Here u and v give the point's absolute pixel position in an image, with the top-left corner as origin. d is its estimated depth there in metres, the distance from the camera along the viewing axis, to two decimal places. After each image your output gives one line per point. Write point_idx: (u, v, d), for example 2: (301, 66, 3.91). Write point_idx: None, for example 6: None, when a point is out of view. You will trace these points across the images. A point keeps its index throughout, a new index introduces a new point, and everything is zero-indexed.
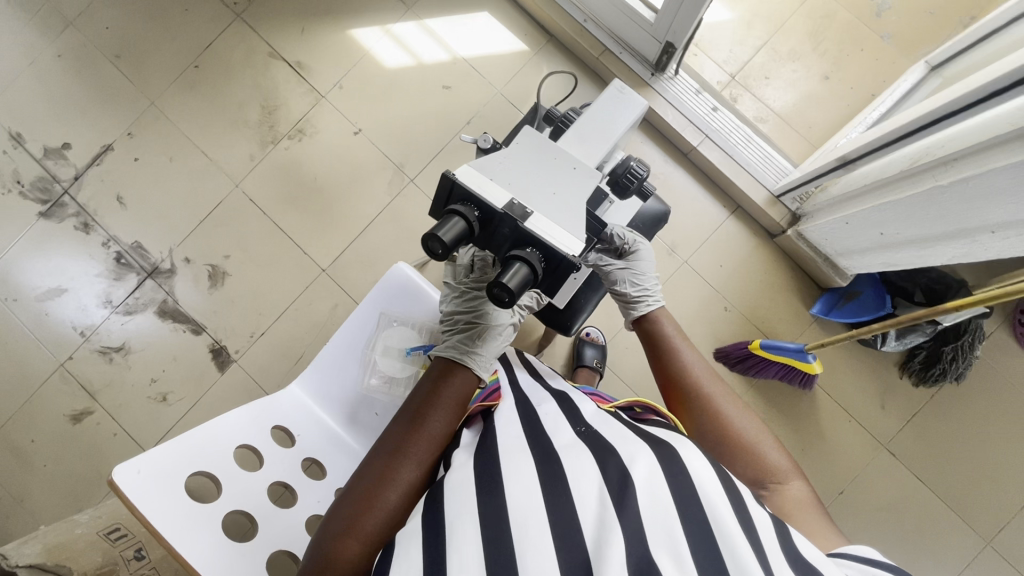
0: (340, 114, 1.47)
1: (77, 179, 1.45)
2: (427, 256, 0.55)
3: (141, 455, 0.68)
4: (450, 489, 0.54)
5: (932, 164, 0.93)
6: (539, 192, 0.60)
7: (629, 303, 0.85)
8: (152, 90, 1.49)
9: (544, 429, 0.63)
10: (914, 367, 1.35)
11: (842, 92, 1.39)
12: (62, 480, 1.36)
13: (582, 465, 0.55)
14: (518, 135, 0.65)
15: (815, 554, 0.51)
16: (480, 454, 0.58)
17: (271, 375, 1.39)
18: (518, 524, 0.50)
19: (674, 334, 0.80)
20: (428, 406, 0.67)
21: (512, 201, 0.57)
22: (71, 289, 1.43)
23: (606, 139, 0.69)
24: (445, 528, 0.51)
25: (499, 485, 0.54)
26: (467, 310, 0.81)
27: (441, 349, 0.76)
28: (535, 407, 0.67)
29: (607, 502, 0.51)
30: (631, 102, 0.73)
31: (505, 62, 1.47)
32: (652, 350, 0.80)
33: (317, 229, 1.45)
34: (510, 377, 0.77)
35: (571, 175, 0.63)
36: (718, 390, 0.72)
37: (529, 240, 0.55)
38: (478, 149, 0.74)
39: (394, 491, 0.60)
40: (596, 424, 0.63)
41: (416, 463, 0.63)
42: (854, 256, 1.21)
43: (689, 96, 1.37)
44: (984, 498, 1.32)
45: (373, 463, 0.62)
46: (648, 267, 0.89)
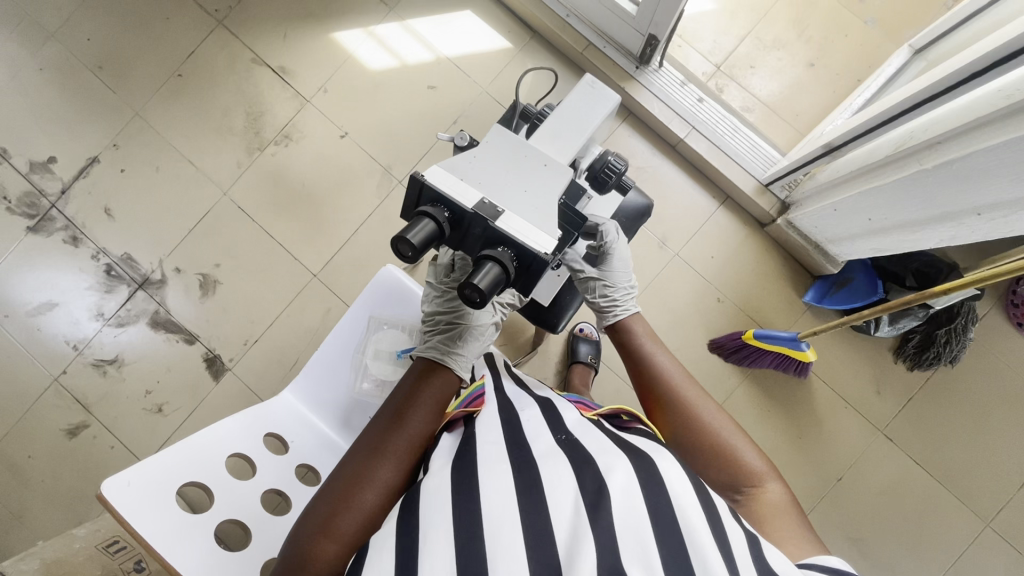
0: (326, 118, 1.46)
1: (65, 192, 1.44)
2: (398, 260, 0.54)
3: (131, 467, 0.68)
4: (426, 496, 0.54)
5: (916, 148, 0.92)
6: (511, 191, 0.59)
7: (601, 311, 0.83)
8: (136, 100, 1.48)
9: (525, 436, 0.62)
10: (908, 351, 1.35)
11: (827, 78, 1.38)
12: (60, 495, 1.36)
13: (559, 473, 0.55)
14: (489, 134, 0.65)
15: (782, 564, 0.51)
16: (457, 459, 0.58)
17: (267, 381, 1.39)
18: (492, 530, 0.50)
19: (648, 339, 0.78)
20: (408, 405, 0.67)
21: (482, 200, 0.57)
22: (62, 303, 1.42)
23: (578, 135, 0.69)
24: (419, 534, 0.51)
25: (476, 490, 0.53)
26: (448, 310, 0.81)
27: (423, 349, 0.76)
28: (517, 413, 0.66)
29: (581, 509, 0.51)
30: (604, 97, 0.73)
31: (489, 60, 1.47)
32: (626, 354, 0.78)
33: (308, 234, 1.44)
34: (496, 386, 0.74)
35: (543, 172, 0.63)
36: (694, 394, 0.71)
37: (501, 239, 0.55)
38: (455, 147, 0.74)
39: (372, 492, 0.60)
40: (576, 432, 0.63)
41: (395, 465, 0.62)
42: (843, 242, 1.21)
43: (675, 88, 1.36)
44: (981, 480, 1.33)
45: (352, 462, 0.62)
46: (624, 274, 0.87)
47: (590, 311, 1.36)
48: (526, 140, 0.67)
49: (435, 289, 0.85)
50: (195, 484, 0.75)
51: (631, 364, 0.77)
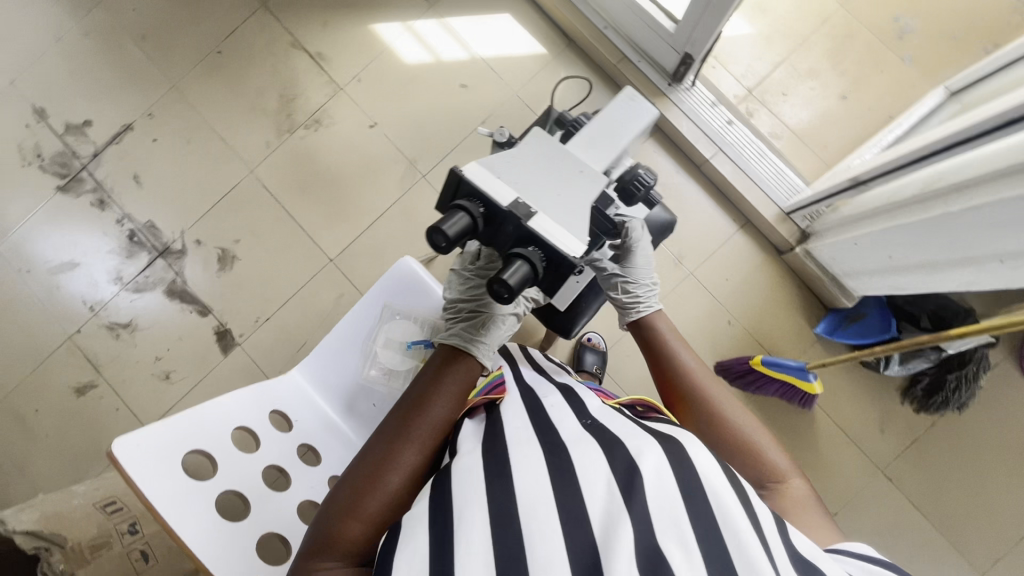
0: (357, 106, 1.48)
1: (96, 156, 1.47)
2: (431, 250, 0.55)
3: (141, 430, 0.69)
4: (459, 473, 0.56)
5: (944, 190, 0.92)
6: (545, 193, 0.60)
7: (624, 308, 0.84)
8: (174, 72, 1.51)
9: (551, 421, 0.63)
10: (916, 393, 1.34)
11: (859, 112, 1.38)
12: (63, 451, 1.38)
13: (588, 457, 0.56)
14: (527, 136, 0.65)
15: (810, 549, 0.52)
16: (487, 441, 0.60)
17: (274, 360, 1.41)
18: (527, 511, 0.51)
19: (671, 337, 0.79)
20: (432, 391, 0.68)
21: (517, 200, 0.58)
22: (83, 264, 1.45)
23: (613, 145, 0.69)
24: (453, 511, 0.52)
25: (507, 471, 0.55)
26: (471, 300, 0.82)
27: (446, 337, 0.77)
28: (540, 399, 0.68)
29: (614, 493, 0.52)
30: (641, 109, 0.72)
31: (523, 65, 1.48)
32: (649, 350, 0.79)
33: (328, 219, 1.46)
34: (516, 373, 0.76)
35: (578, 178, 0.63)
36: (717, 391, 0.71)
37: (532, 239, 0.56)
38: (494, 143, 0.76)
39: (396, 475, 0.61)
40: (601, 417, 0.64)
41: (419, 448, 0.63)
42: (860, 277, 1.20)
43: (705, 109, 1.37)
44: (980, 529, 1.31)
45: (376, 447, 0.63)
46: (647, 272, 0.88)
47: (600, 320, 1.37)
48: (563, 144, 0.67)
49: (460, 279, 0.87)
50: (200, 453, 0.76)
51: (655, 360, 0.77)
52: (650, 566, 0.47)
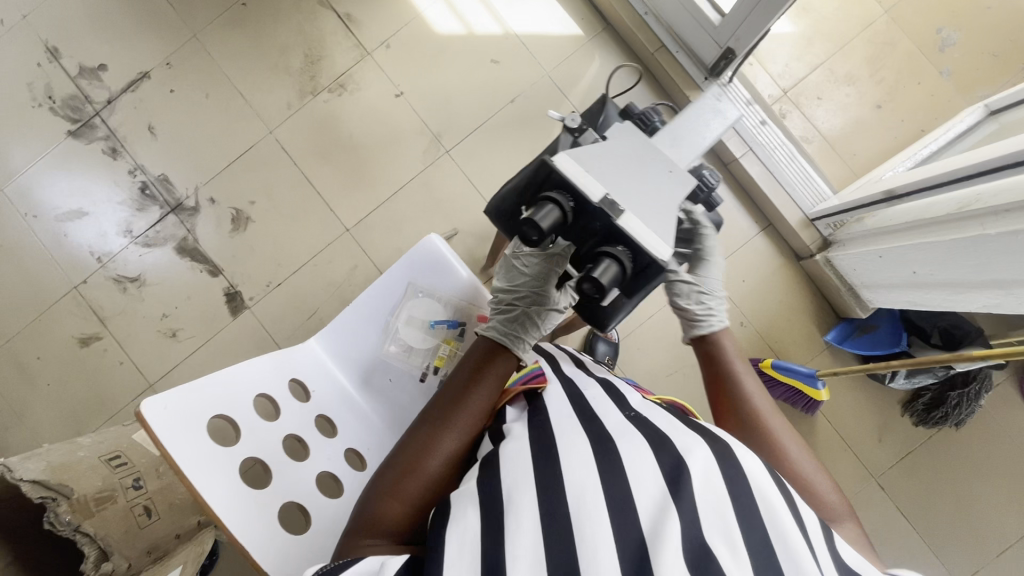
0: (383, 74, 1.44)
1: (110, 103, 1.42)
2: (520, 242, 0.57)
3: (169, 392, 0.68)
4: (506, 460, 0.57)
5: (980, 211, 0.92)
6: (634, 192, 0.59)
7: (691, 320, 0.83)
8: (196, 22, 1.45)
9: (594, 411, 0.64)
10: (917, 407, 1.36)
11: (892, 123, 1.37)
12: (64, 401, 1.37)
13: (633, 448, 0.57)
14: (614, 132, 0.66)
15: (855, 559, 0.54)
16: (533, 427, 0.62)
17: (282, 327, 1.40)
18: (575, 495, 0.52)
19: (736, 358, 0.79)
20: (470, 380, 0.70)
21: (607, 196, 0.56)
22: (93, 214, 1.42)
23: (697, 143, 0.69)
24: (503, 493, 0.54)
25: (555, 458, 0.56)
26: (512, 291, 0.84)
27: (485, 328, 0.80)
28: (582, 390, 0.68)
29: (661, 486, 0.54)
30: (722, 111, 0.69)
31: (558, 45, 1.44)
32: (711, 368, 0.79)
33: (346, 187, 1.43)
34: (553, 367, 0.75)
35: (665, 178, 0.62)
36: (777, 422, 0.72)
37: (621, 239, 0.56)
38: (563, 128, 0.71)
39: (435, 457, 0.64)
40: (644, 411, 0.65)
41: (457, 434, 0.66)
42: (878, 290, 1.21)
43: (739, 106, 1.35)
44: (966, 542, 1.35)
45: (417, 432, 0.66)
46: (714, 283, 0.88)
47: None
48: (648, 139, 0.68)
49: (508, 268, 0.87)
50: (223, 418, 0.75)
51: (716, 378, 0.77)
52: (699, 562, 0.48)
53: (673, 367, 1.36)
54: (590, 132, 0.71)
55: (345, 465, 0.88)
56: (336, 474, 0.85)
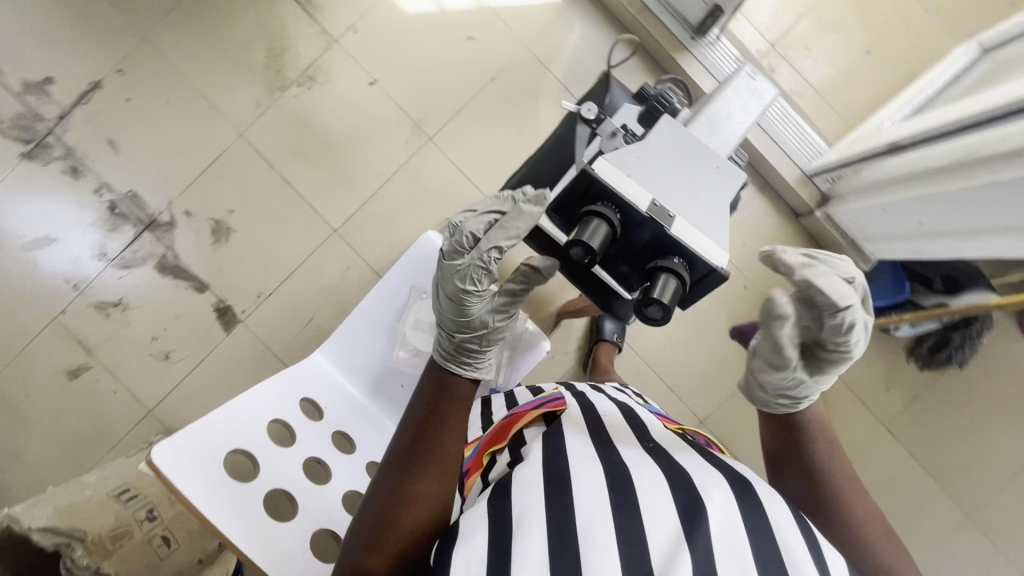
0: (353, 61, 1.36)
1: (63, 119, 1.33)
2: (572, 263, 0.56)
3: (180, 432, 0.65)
4: (518, 484, 0.53)
5: (985, 158, 0.90)
6: (680, 192, 0.61)
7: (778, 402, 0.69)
8: (145, 21, 1.35)
9: (612, 439, 0.63)
10: (921, 351, 1.38)
11: (882, 69, 1.34)
12: (61, 436, 1.32)
13: (649, 480, 0.55)
14: (659, 125, 0.66)
15: None
16: (547, 438, 0.60)
17: (280, 337, 1.35)
18: (585, 525, 0.50)
19: (815, 426, 0.71)
20: (438, 414, 0.63)
21: (654, 203, 0.58)
22: (62, 240, 1.33)
23: (732, 134, 0.70)
24: (512, 518, 0.50)
25: (567, 486, 0.53)
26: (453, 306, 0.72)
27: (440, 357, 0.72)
28: (601, 416, 0.68)
29: (678, 519, 0.52)
30: (759, 92, 0.72)
31: (534, 15, 1.37)
32: (787, 436, 0.71)
33: (328, 186, 1.37)
34: (571, 392, 0.76)
35: (714, 174, 0.64)
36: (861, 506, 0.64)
37: (671, 246, 0.58)
38: (580, 117, 0.75)
39: (416, 508, 0.56)
40: (663, 443, 0.65)
41: (436, 476, 0.58)
42: (882, 242, 1.20)
43: (728, 65, 1.30)
44: (973, 478, 1.39)
45: (390, 479, 0.58)
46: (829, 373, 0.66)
47: None
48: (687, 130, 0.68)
49: (444, 277, 0.71)
50: (240, 452, 0.73)
51: (784, 440, 0.71)
52: None
53: (681, 339, 1.35)
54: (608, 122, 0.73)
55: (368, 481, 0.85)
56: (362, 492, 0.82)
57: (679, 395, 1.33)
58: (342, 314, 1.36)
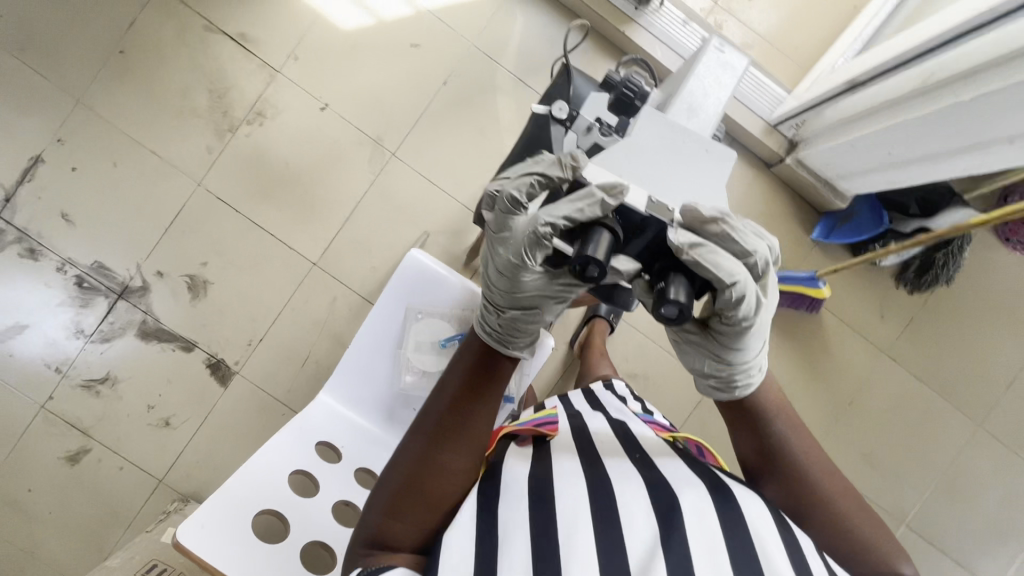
0: (300, 89, 1.32)
1: (10, 200, 1.27)
2: (581, 279, 0.55)
3: (201, 509, 0.68)
4: (503, 497, 0.60)
5: (951, 79, 0.91)
6: (679, 182, 0.63)
7: (729, 384, 0.68)
8: (75, 85, 1.29)
9: (598, 452, 0.68)
10: (909, 276, 1.40)
11: (825, 8, 1.35)
12: (75, 523, 1.29)
13: (629, 491, 0.61)
14: (641, 118, 0.66)
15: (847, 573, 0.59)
16: (536, 464, 0.65)
17: (280, 381, 1.32)
18: (566, 533, 0.55)
19: (774, 407, 0.70)
20: (483, 386, 0.64)
21: (652, 200, 0.58)
22: (34, 324, 1.28)
23: (714, 112, 0.70)
24: (498, 530, 0.57)
25: (550, 495, 0.59)
26: (500, 269, 0.65)
27: (483, 322, 0.68)
28: (590, 435, 0.73)
29: (654, 525, 0.57)
30: (730, 64, 0.71)
31: (474, 11, 1.34)
32: (746, 426, 0.70)
33: (298, 220, 1.33)
34: (568, 412, 0.81)
35: (704, 158, 0.64)
36: (830, 482, 0.65)
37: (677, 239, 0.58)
38: (551, 117, 0.74)
39: (442, 480, 0.61)
40: (650, 453, 0.70)
41: (466, 453, 0.63)
42: (855, 177, 1.21)
43: (677, 28, 1.29)
44: (975, 388, 1.43)
45: (418, 442, 0.63)
46: (756, 346, 0.67)
47: None
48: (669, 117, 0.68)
49: (491, 242, 0.66)
50: (268, 511, 0.74)
51: (754, 448, 0.69)
52: None
53: None
54: (581, 117, 0.74)
55: None
56: None
57: (684, 363, 1.34)
58: (337, 347, 1.34)
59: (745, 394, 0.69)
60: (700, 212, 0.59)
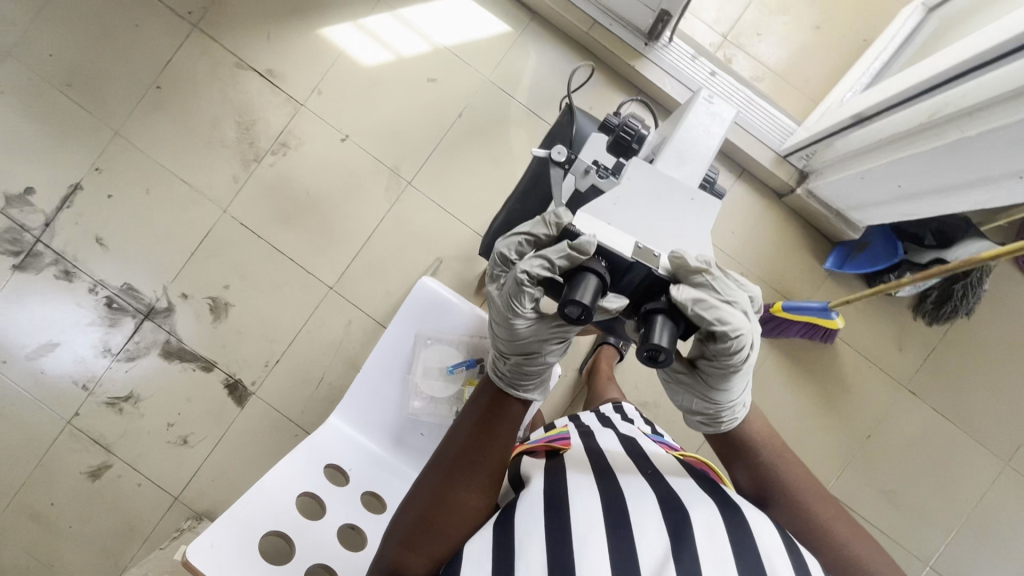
0: (322, 121, 1.39)
1: (49, 225, 1.34)
2: (568, 319, 0.58)
3: (213, 528, 0.70)
4: (521, 513, 0.61)
5: (955, 115, 0.92)
6: (662, 230, 0.64)
7: (716, 420, 0.72)
8: (115, 118, 1.37)
9: (611, 466, 0.69)
10: (926, 307, 1.37)
11: (834, 41, 1.37)
12: (94, 538, 1.32)
13: (644, 507, 0.61)
14: (628, 169, 0.67)
15: None
16: (549, 472, 0.67)
17: (294, 402, 1.35)
18: (580, 543, 0.56)
19: (763, 438, 0.73)
20: (489, 430, 0.68)
21: (637, 246, 0.61)
22: (65, 342, 1.34)
23: (703, 159, 0.69)
24: (515, 545, 0.58)
25: (564, 507, 0.60)
26: (497, 320, 0.69)
27: (492, 371, 0.73)
28: (602, 452, 0.73)
29: (667, 537, 0.58)
30: (719, 114, 0.70)
31: (489, 47, 1.40)
32: (740, 458, 0.73)
33: (317, 246, 1.38)
34: (579, 428, 0.82)
35: (689, 207, 0.66)
36: (825, 509, 0.68)
37: (664, 285, 0.61)
38: (551, 161, 0.78)
39: (455, 516, 0.65)
40: (661, 468, 0.70)
41: (479, 490, 0.66)
42: (867, 209, 1.21)
43: (686, 63, 1.32)
44: (1001, 423, 1.38)
45: (431, 480, 0.67)
46: (743, 386, 0.69)
47: None
48: (655, 165, 0.68)
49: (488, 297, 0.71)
50: (276, 533, 0.76)
51: (749, 479, 0.72)
52: None
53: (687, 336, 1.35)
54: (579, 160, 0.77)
55: None
56: None
57: None
58: (351, 369, 1.37)
59: (732, 426, 0.73)
60: (687, 261, 0.61)
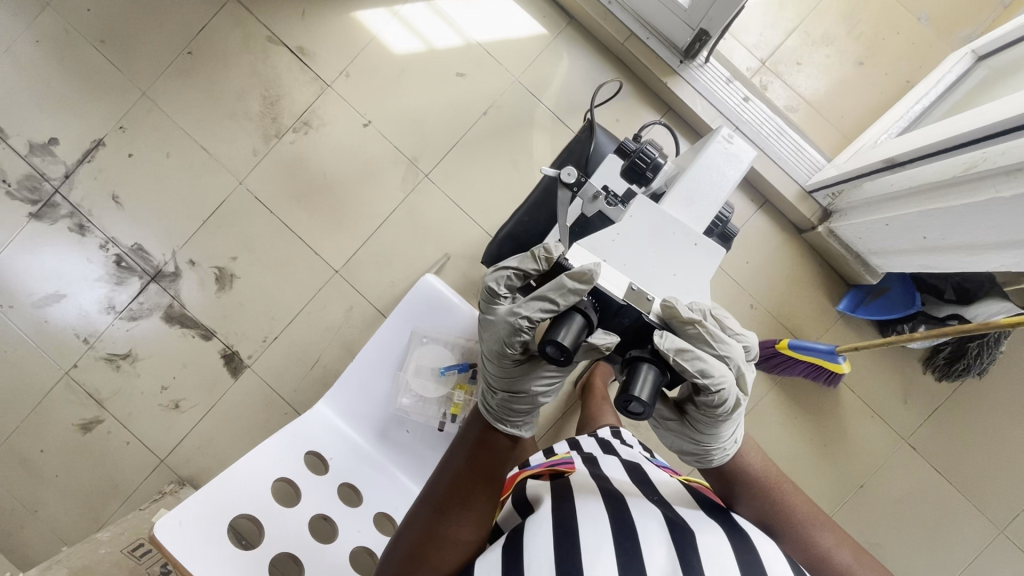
0: (346, 103, 1.38)
1: (67, 177, 1.36)
2: (550, 360, 0.58)
3: (183, 506, 0.69)
4: (529, 532, 0.60)
5: (993, 172, 0.90)
6: (661, 274, 0.63)
7: (704, 458, 0.70)
8: (144, 79, 1.38)
9: (616, 488, 0.68)
10: (938, 362, 1.32)
11: (876, 79, 1.33)
12: (77, 489, 1.34)
13: (650, 528, 0.60)
14: (633, 204, 0.66)
15: None
16: (556, 490, 0.66)
17: (287, 379, 1.36)
18: (588, 561, 0.55)
19: (764, 470, 0.71)
20: (475, 469, 0.70)
21: (631, 287, 0.61)
22: (71, 294, 1.36)
23: (713, 201, 0.67)
24: (521, 561, 0.57)
25: (572, 524, 0.59)
26: (490, 356, 0.70)
27: (485, 404, 0.75)
28: (608, 478, 0.72)
29: (673, 560, 0.57)
30: (737, 155, 0.67)
31: (522, 47, 1.38)
32: (741, 491, 0.71)
33: (327, 228, 1.38)
34: (582, 454, 0.81)
35: (692, 253, 0.64)
36: (828, 537, 0.67)
37: (652, 330, 0.60)
38: (561, 183, 0.77)
39: (446, 551, 0.64)
40: (667, 495, 0.70)
41: (473, 526, 0.66)
42: (888, 256, 1.18)
43: (720, 86, 1.29)
44: (1003, 489, 1.34)
45: (421, 514, 0.68)
46: (731, 430, 0.68)
47: None
48: (660, 205, 0.66)
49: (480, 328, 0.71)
50: (246, 517, 0.76)
51: (753, 512, 0.69)
52: None
53: None
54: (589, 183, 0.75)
55: (376, 534, 0.85)
56: (370, 548, 0.84)
57: None
58: (346, 355, 1.36)
59: (721, 462, 0.71)
60: (677, 310, 0.60)
